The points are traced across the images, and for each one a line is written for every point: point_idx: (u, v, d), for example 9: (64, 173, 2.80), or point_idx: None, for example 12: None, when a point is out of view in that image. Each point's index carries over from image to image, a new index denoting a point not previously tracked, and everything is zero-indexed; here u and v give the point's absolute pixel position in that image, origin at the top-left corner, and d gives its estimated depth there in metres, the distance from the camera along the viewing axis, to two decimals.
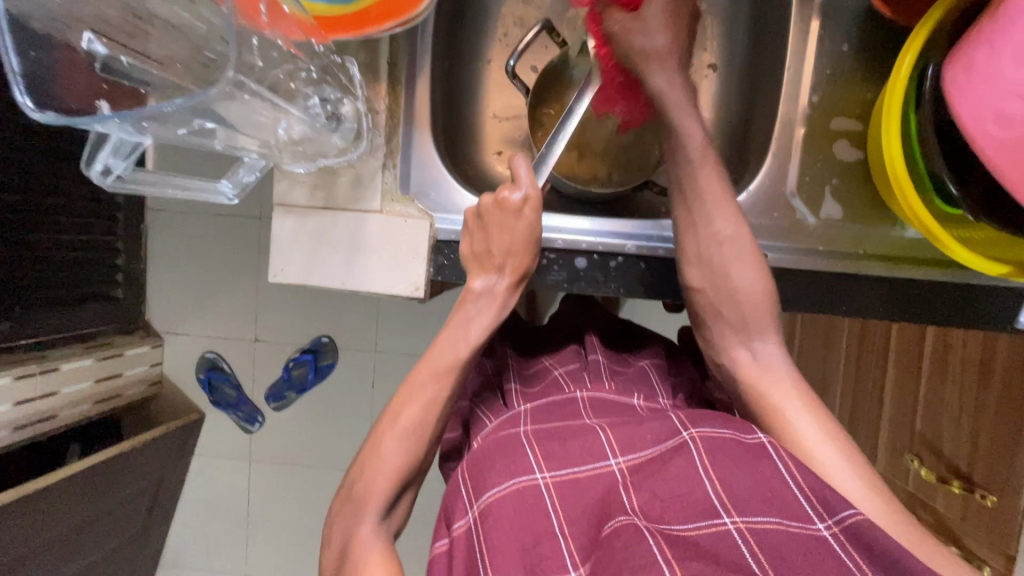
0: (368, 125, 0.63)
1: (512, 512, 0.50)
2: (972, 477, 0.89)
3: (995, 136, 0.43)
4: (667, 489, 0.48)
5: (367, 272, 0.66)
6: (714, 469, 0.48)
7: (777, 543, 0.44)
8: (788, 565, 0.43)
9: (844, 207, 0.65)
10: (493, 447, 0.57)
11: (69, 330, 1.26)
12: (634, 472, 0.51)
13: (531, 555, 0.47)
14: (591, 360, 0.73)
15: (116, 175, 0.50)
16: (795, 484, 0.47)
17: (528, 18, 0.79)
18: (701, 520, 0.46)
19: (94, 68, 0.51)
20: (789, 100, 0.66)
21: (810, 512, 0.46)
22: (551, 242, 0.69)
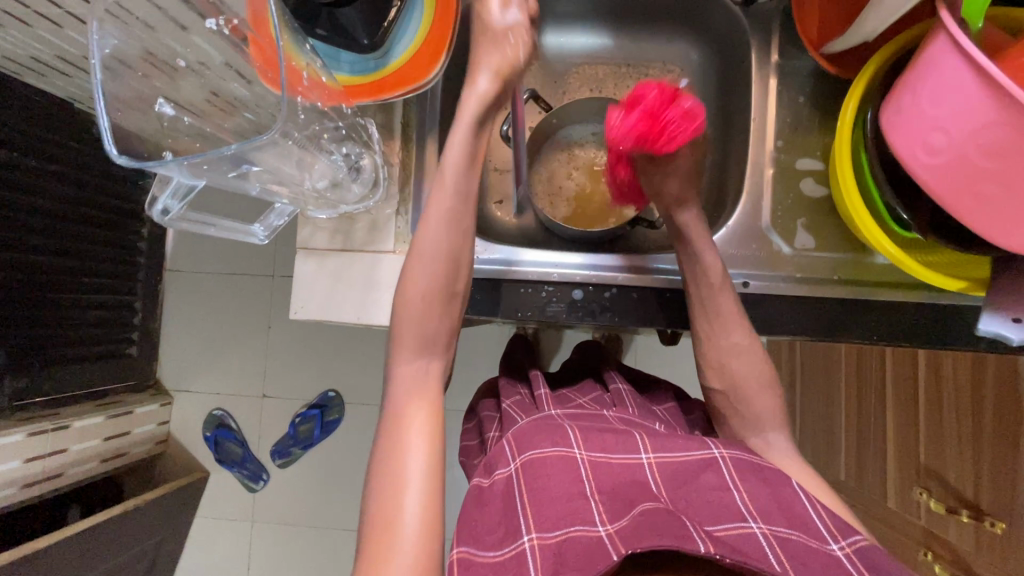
0: (385, 175, 0.70)
1: (556, 471, 0.52)
2: (979, 505, 0.89)
3: (928, 163, 0.49)
4: (697, 494, 0.52)
5: (381, 307, 0.72)
6: (742, 483, 0.53)
7: (793, 550, 0.47)
8: (807, 568, 0.46)
9: (816, 237, 0.72)
10: (536, 425, 0.59)
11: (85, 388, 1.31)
12: (664, 471, 0.54)
13: (566, 506, 0.50)
14: (614, 389, 0.77)
15: (173, 214, 0.57)
16: (813, 509, 0.52)
17: (522, 85, 0.90)
18: (729, 521, 0.50)
19: (163, 124, 0.61)
20: (757, 145, 0.74)
21: (826, 535, 0.50)
22: (549, 276, 0.75)
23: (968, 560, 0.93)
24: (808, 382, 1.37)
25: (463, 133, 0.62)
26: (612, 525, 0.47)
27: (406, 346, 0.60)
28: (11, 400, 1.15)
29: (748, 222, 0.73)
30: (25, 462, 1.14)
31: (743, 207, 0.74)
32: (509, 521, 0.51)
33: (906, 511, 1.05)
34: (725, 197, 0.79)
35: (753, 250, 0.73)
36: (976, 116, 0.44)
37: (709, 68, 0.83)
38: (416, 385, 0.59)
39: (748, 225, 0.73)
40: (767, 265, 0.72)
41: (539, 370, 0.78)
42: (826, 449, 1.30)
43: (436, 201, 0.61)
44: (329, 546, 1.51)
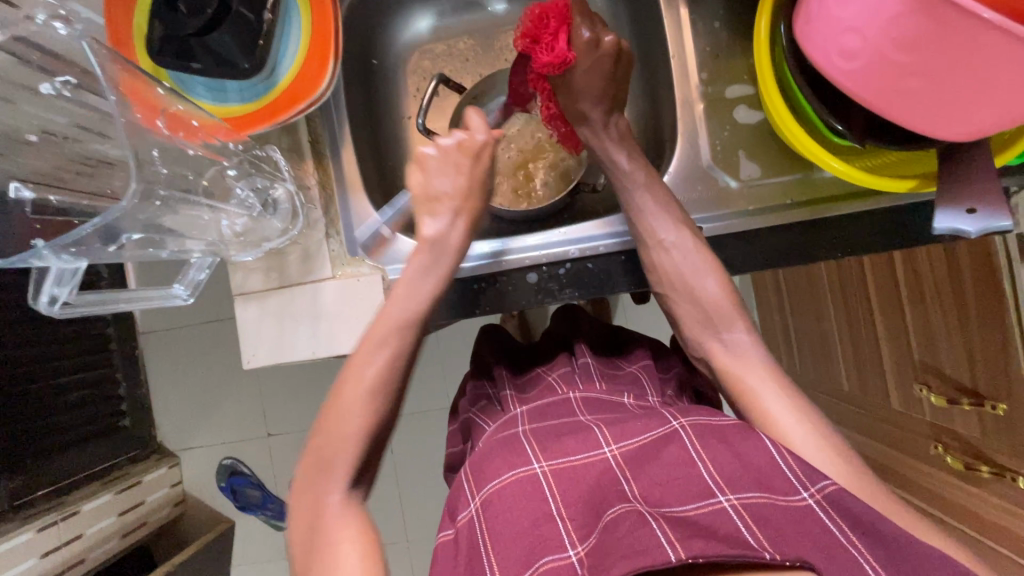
0: (302, 202, 0.67)
1: (516, 498, 0.52)
2: (979, 391, 0.88)
3: (848, 69, 0.46)
4: (663, 474, 0.51)
5: (332, 336, 0.68)
6: (706, 452, 0.51)
7: (765, 513, 0.47)
8: (782, 534, 0.45)
9: (761, 164, 0.68)
10: (496, 445, 0.59)
11: (87, 469, 1.28)
12: (627, 461, 0.53)
13: (532, 537, 0.49)
14: (580, 363, 0.77)
15: (62, 302, 0.53)
16: (783, 463, 0.49)
17: (435, 70, 0.85)
18: (696, 500, 0.49)
19: (27, 212, 0.54)
20: (682, 83, 0.70)
21: (797, 484, 0.48)
22: (497, 266, 0.71)
23: (979, 446, 0.92)
24: (797, 301, 1.36)
25: (445, 266, 0.64)
26: (581, 545, 0.47)
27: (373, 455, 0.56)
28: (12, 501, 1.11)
29: (688, 165, 0.70)
30: (43, 557, 1.11)
31: (680, 152, 0.71)
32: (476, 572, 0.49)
33: (912, 410, 1.05)
34: (663, 142, 0.75)
35: (700, 192, 0.70)
36: (885, 11, 0.41)
37: (621, 11, 0.79)
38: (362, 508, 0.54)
39: (688, 168, 0.70)
40: (717, 205, 0.69)
41: (503, 368, 0.81)
42: (829, 364, 1.29)
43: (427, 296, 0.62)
44: None
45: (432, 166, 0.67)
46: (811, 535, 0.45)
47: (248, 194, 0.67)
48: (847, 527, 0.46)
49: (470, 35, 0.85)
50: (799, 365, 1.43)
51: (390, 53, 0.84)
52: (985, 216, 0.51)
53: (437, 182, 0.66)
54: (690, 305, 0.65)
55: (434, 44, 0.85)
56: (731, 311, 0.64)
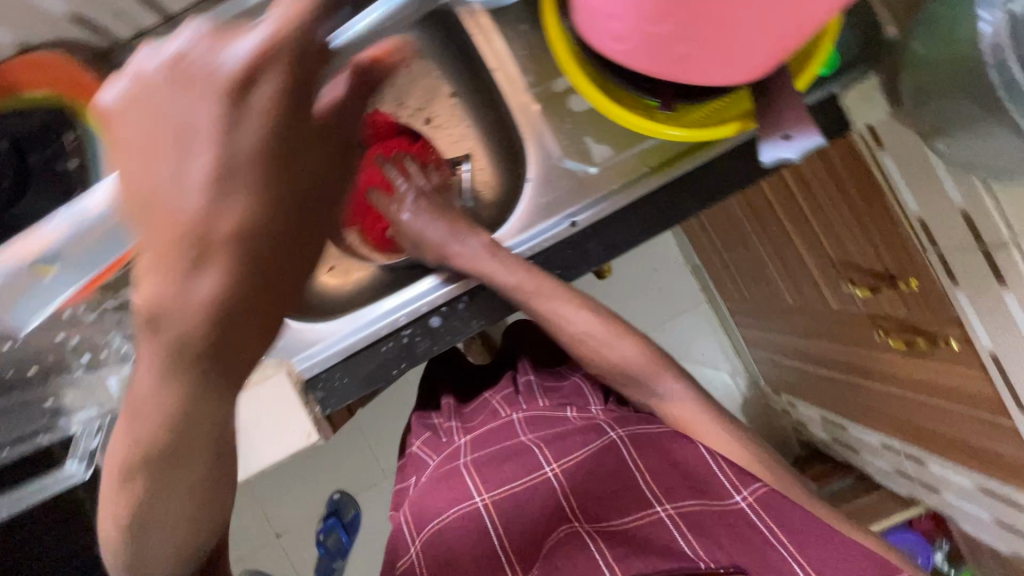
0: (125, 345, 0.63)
1: (467, 535, 0.66)
2: (891, 272, 0.92)
3: (623, 49, 0.48)
4: (601, 490, 0.66)
5: (257, 448, 0.67)
6: (639, 464, 0.67)
7: (695, 518, 0.63)
8: (706, 533, 0.63)
9: (610, 143, 0.69)
10: (441, 481, 0.71)
11: None
12: (568, 478, 0.67)
13: (483, 562, 0.65)
14: (523, 382, 0.79)
15: None
16: (720, 473, 0.66)
17: None
18: (635, 512, 0.65)
19: None
20: (511, 89, 0.71)
21: (733, 490, 0.65)
22: (397, 323, 0.70)
23: (913, 322, 0.93)
24: (727, 236, 1.40)
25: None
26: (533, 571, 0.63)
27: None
28: None
29: (545, 165, 0.70)
30: None
31: (532, 154, 0.70)
32: None
33: (848, 307, 1.08)
34: (515, 149, 0.76)
35: (565, 186, 0.70)
36: None
37: None
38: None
39: (546, 168, 0.70)
40: (584, 193, 0.69)
41: (448, 398, 0.83)
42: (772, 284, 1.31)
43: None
44: None
45: (151, 96, 0.28)
46: (734, 529, 0.62)
47: (121, 344, 0.63)
48: (774, 525, 0.62)
49: None
50: (751, 292, 1.46)
51: None
52: (804, 140, 0.52)
53: (164, 112, 0.28)
54: (619, 374, 0.72)
55: None
56: (654, 367, 0.71)
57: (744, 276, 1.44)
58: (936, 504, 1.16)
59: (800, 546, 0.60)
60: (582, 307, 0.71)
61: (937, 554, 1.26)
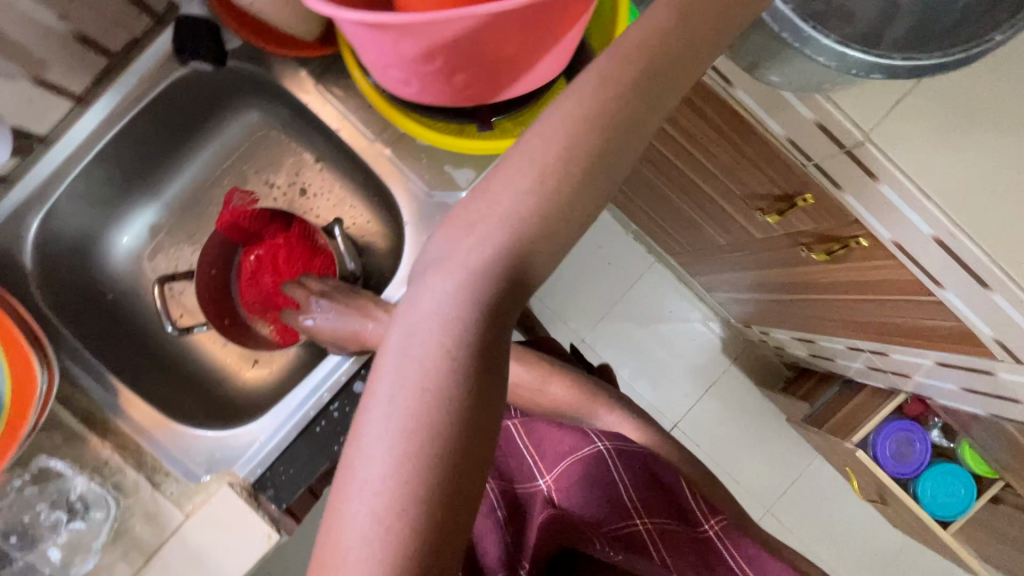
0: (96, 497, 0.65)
1: (478, 519, 0.70)
2: (789, 191, 0.93)
3: (417, 93, 0.50)
4: (590, 495, 0.69)
5: (222, 566, 0.65)
6: (623, 471, 0.70)
7: (667, 532, 0.65)
8: (678, 548, 0.63)
9: (469, 165, 0.70)
10: (454, 479, 0.75)
11: None
12: (561, 483, 0.72)
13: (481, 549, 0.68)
14: (501, 397, 0.85)
15: None
16: (693, 501, 0.68)
17: (173, 263, 0.84)
18: (618, 518, 0.67)
19: None
20: (360, 144, 0.71)
21: (703, 515, 0.66)
22: (322, 400, 0.70)
23: (825, 231, 0.93)
24: (647, 199, 1.42)
25: None
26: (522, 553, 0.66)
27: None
28: None
29: (415, 205, 0.71)
30: None
31: (400, 199, 0.71)
32: None
33: (769, 234, 1.10)
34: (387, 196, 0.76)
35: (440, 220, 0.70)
36: (389, 49, 0.44)
37: (280, 112, 0.79)
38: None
39: (417, 207, 0.71)
40: None
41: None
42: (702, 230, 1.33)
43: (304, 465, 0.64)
44: None
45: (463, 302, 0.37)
46: (707, 558, 0.62)
47: (49, 514, 0.65)
48: (740, 553, 0.61)
49: (181, 212, 0.84)
50: (690, 243, 1.47)
51: (120, 278, 0.81)
52: None
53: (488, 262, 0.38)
54: (560, 415, 0.79)
55: (154, 243, 0.83)
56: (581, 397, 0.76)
57: (676, 228, 1.45)
58: (914, 387, 1.18)
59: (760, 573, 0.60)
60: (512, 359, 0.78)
61: (934, 432, 1.33)
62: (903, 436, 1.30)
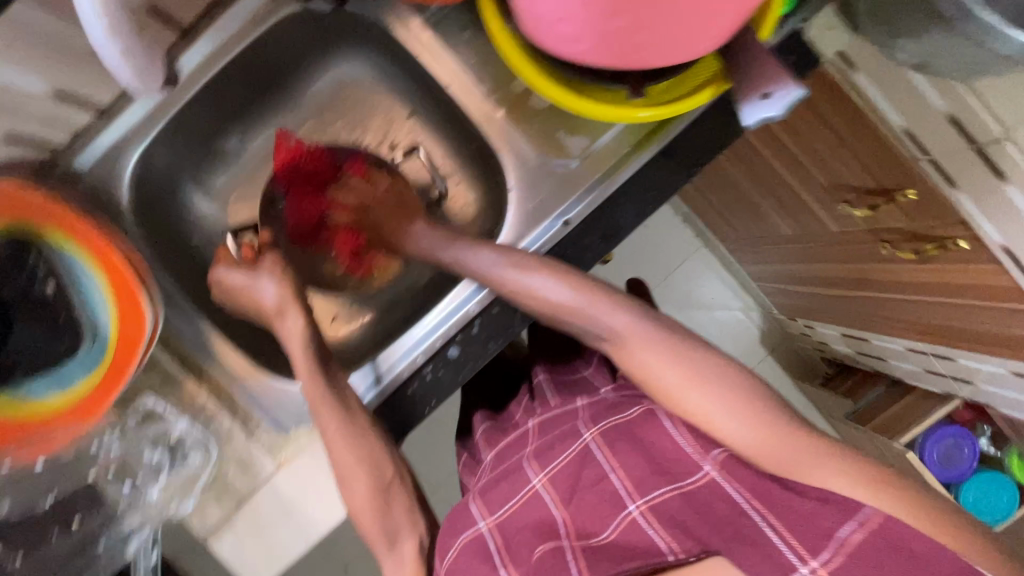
0: (203, 435, 0.66)
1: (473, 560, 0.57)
2: (886, 185, 0.89)
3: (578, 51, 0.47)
4: (591, 501, 0.56)
5: (313, 515, 0.66)
6: (612, 458, 0.56)
7: (666, 511, 0.52)
8: (687, 526, 0.50)
9: (583, 133, 0.67)
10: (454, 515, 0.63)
11: None
12: (556, 487, 0.59)
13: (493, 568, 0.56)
14: (536, 385, 0.70)
15: None
16: (684, 445, 0.53)
17: (258, 210, 0.82)
18: (613, 517, 0.54)
19: None
20: (471, 104, 0.69)
21: (694, 461, 0.53)
22: (416, 362, 0.69)
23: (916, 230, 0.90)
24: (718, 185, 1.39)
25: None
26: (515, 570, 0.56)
27: (373, 532, 0.59)
28: None
29: (524, 168, 0.68)
30: None
31: (509, 161, 0.68)
32: None
33: (848, 228, 1.06)
34: (489, 157, 0.74)
35: (548, 188, 0.68)
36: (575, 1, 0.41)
37: (382, 63, 0.76)
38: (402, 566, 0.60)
39: (525, 170, 0.68)
40: (570, 188, 0.67)
41: (480, 413, 0.76)
42: (770, 222, 1.29)
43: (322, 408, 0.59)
44: None
45: None
46: (720, 512, 0.49)
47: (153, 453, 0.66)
48: (747, 493, 0.49)
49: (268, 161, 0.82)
50: (750, 234, 1.44)
51: (205, 224, 0.80)
52: (783, 95, 0.51)
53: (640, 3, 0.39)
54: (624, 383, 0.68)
55: (241, 191, 0.82)
56: (611, 311, 0.56)
57: (735, 216, 1.43)
58: (975, 394, 1.15)
59: (774, 511, 0.47)
60: (527, 270, 0.58)
61: (982, 440, 1.33)
62: (951, 441, 1.29)
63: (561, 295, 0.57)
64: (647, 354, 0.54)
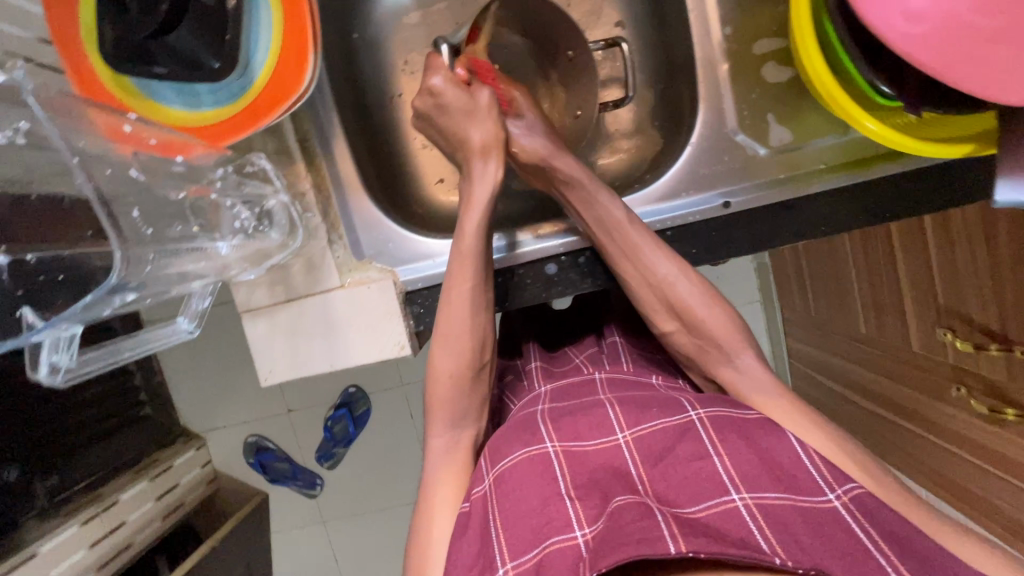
0: (298, 213, 0.62)
1: (524, 477, 0.45)
2: (1008, 336, 0.76)
3: (907, 32, 0.41)
4: (677, 474, 0.45)
5: (351, 347, 0.66)
6: (721, 443, 0.45)
7: (784, 517, 0.40)
8: (799, 541, 0.39)
9: (793, 128, 0.62)
10: (510, 424, 0.51)
11: (114, 461, 1.11)
12: (644, 447, 0.46)
13: (541, 516, 0.43)
14: (608, 343, 0.66)
15: (66, 370, 0.41)
16: (811, 466, 0.44)
17: (425, 42, 0.78)
18: (711, 497, 0.42)
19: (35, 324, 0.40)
20: (703, 41, 0.63)
21: (820, 485, 0.43)
22: (515, 259, 0.66)
23: (1002, 389, 0.79)
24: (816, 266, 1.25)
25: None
26: (590, 528, 0.41)
27: (442, 418, 0.55)
28: (50, 499, 0.98)
29: (714, 132, 0.64)
30: (92, 548, 0.98)
31: (703, 118, 0.64)
32: (488, 548, 0.42)
33: (931, 354, 0.92)
34: (681, 106, 0.69)
35: (726, 163, 0.64)
36: None
37: None
38: (455, 456, 0.54)
39: (714, 135, 0.64)
40: (747, 175, 0.63)
41: (536, 342, 0.70)
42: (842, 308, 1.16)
43: (460, 271, 0.57)
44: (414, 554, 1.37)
45: None
46: (850, 545, 0.38)
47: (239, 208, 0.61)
48: (878, 537, 0.39)
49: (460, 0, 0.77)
50: (815, 314, 1.28)
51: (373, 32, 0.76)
52: None
53: None
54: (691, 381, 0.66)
55: (418, 15, 0.78)
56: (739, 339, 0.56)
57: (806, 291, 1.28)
58: None
59: (920, 573, 0.37)
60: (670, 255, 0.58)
61: None
62: None
63: (688, 288, 0.57)
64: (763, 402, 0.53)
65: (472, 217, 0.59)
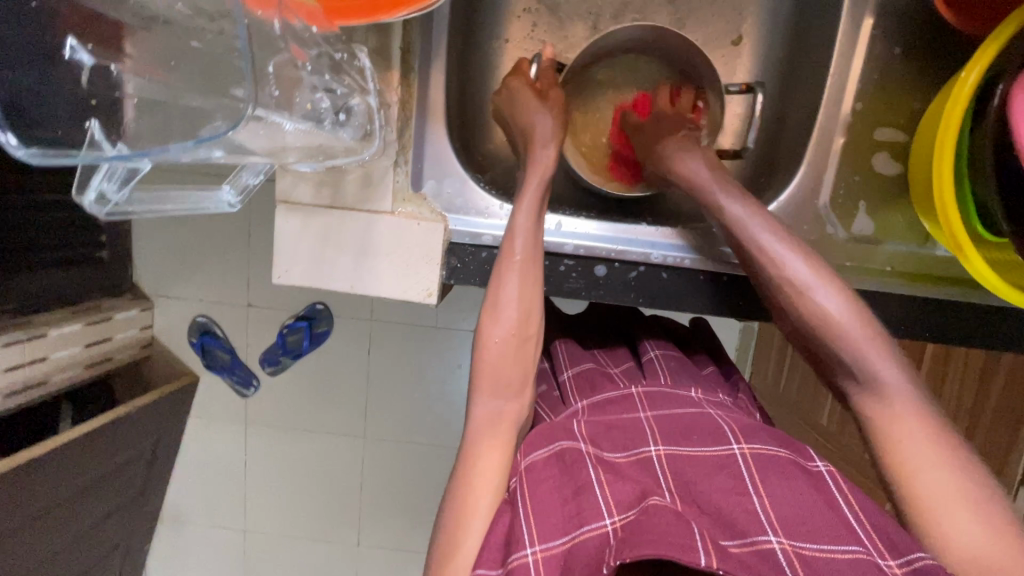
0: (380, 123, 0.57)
1: (555, 475, 0.45)
2: None
3: None
4: (710, 500, 0.44)
5: (377, 276, 0.63)
6: (764, 485, 0.44)
7: (826, 568, 0.39)
8: None
9: (877, 221, 0.62)
10: (543, 427, 0.51)
11: (53, 293, 1.03)
12: (675, 468, 0.47)
13: (572, 508, 0.43)
14: (645, 359, 0.63)
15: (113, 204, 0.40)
16: (855, 517, 0.43)
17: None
18: (745, 532, 0.42)
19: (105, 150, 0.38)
20: (833, 104, 0.62)
21: (871, 544, 0.41)
22: (565, 248, 0.64)
23: None
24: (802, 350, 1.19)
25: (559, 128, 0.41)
26: (619, 517, 0.42)
27: (479, 388, 0.52)
28: None
29: (804, 198, 0.63)
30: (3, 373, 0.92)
31: (800, 179, 0.63)
32: (509, 530, 0.43)
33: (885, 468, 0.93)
34: (778, 159, 0.68)
35: (804, 232, 0.63)
36: None
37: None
38: (474, 430, 0.50)
39: (804, 201, 0.63)
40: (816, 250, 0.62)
41: (563, 340, 0.68)
42: (805, 395, 1.14)
43: (507, 268, 0.55)
44: (328, 483, 1.34)
45: None
46: None
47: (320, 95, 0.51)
48: None
49: None
50: (768, 385, 1.23)
51: None
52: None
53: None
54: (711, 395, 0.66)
55: None
56: (875, 341, 0.49)
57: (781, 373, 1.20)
58: None
59: None
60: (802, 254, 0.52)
61: None
62: None
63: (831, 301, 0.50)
64: (899, 428, 0.47)
65: (520, 212, 0.56)
